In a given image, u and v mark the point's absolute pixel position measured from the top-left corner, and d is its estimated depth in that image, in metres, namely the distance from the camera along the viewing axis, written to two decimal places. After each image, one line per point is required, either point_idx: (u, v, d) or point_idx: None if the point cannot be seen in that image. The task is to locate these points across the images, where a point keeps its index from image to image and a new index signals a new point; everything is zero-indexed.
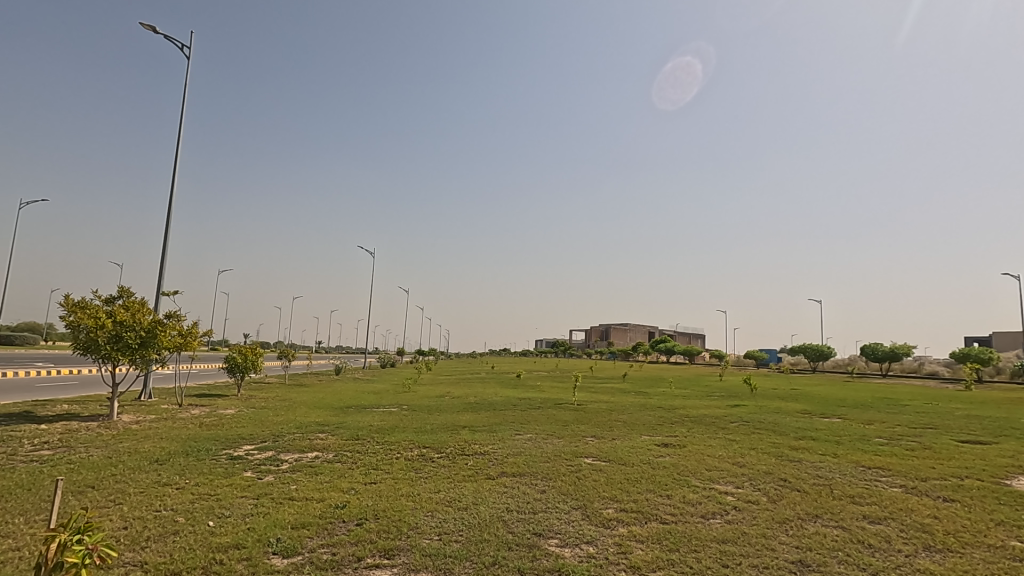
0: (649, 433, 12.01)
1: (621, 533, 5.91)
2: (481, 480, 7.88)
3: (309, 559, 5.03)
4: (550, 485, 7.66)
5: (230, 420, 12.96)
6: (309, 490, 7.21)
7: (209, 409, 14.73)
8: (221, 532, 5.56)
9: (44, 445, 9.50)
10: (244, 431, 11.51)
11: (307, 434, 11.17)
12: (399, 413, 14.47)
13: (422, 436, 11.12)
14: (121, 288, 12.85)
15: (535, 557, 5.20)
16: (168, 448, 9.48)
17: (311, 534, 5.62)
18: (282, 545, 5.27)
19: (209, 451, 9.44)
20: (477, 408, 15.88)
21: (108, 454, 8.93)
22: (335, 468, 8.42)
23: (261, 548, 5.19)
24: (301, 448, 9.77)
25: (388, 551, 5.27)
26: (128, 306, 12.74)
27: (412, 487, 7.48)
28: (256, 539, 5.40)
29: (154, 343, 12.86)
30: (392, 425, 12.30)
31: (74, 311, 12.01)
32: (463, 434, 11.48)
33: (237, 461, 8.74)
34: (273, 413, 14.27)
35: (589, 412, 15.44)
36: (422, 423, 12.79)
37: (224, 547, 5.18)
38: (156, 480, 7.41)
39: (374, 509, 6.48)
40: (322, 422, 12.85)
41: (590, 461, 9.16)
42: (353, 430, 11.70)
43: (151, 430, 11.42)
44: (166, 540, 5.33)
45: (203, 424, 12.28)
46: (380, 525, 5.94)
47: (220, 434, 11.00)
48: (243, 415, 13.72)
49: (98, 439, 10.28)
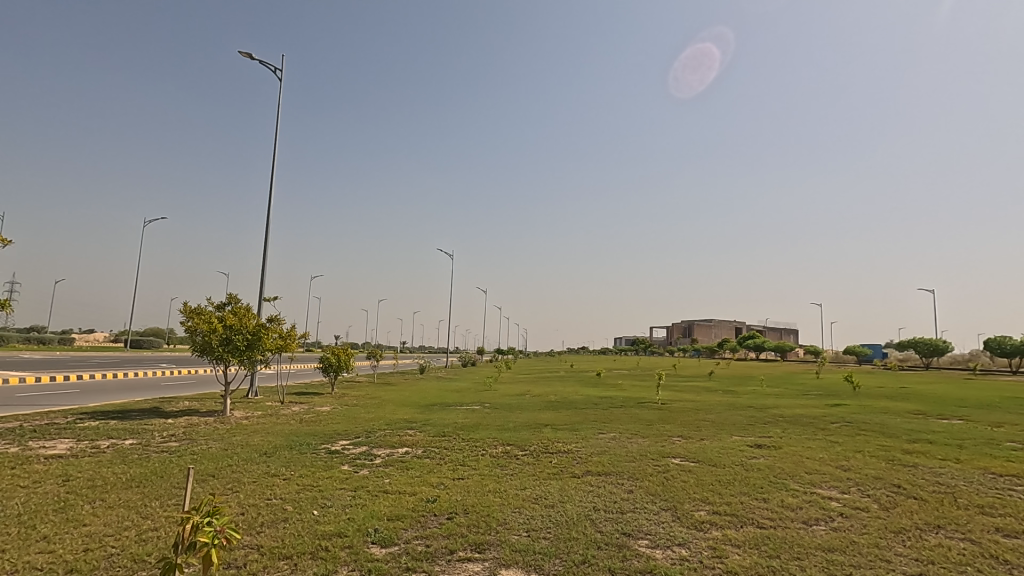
0: (740, 433, 11.47)
1: (714, 536, 5.69)
2: (566, 478, 7.89)
3: (405, 550, 5.25)
4: (637, 485, 7.51)
5: (326, 417, 13.80)
6: (401, 484, 7.54)
7: (308, 406, 15.75)
8: (325, 521, 5.95)
9: (171, 437, 10.59)
10: (339, 427, 12.22)
11: (397, 431, 11.69)
12: (481, 411, 14.79)
13: (505, 433, 11.32)
14: (230, 295, 14.06)
15: (626, 558, 5.12)
16: (274, 442, 10.25)
17: (405, 526, 5.87)
18: (379, 536, 5.54)
19: (310, 445, 10.12)
20: (558, 406, 15.90)
21: (224, 446, 9.81)
22: (424, 464, 8.74)
23: (361, 538, 5.48)
24: (392, 444, 10.25)
25: (479, 546, 5.40)
26: (235, 311, 13.89)
27: (499, 484, 7.62)
28: (356, 528, 5.72)
29: (259, 345, 13.96)
30: (475, 423, 12.59)
31: (192, 317, 13.30)
32: (546, 432, 11.53)
33: (334, 455, 9.33)
34: (364, 410, 15.05)
35: (674, 411, 14.92)
36: (504, 421, 12.98)
37: (328, 535, 5.52)
38: (266, 471, 8.06)
39: (463, 504, 6.66)
40: (409, 418, 13.35)
41: (677, 462, 8.89)
42: (439, 427, 12.02)
43: (259, 425, 12.41)
44: (278, 526, 5.78)
45: (302, 420, 13.16)
46: (470, 520, 6.09)
47: (317, 430, 11.73)
48: (337, 412, 14.55)
49: (215, 432, 11.33)
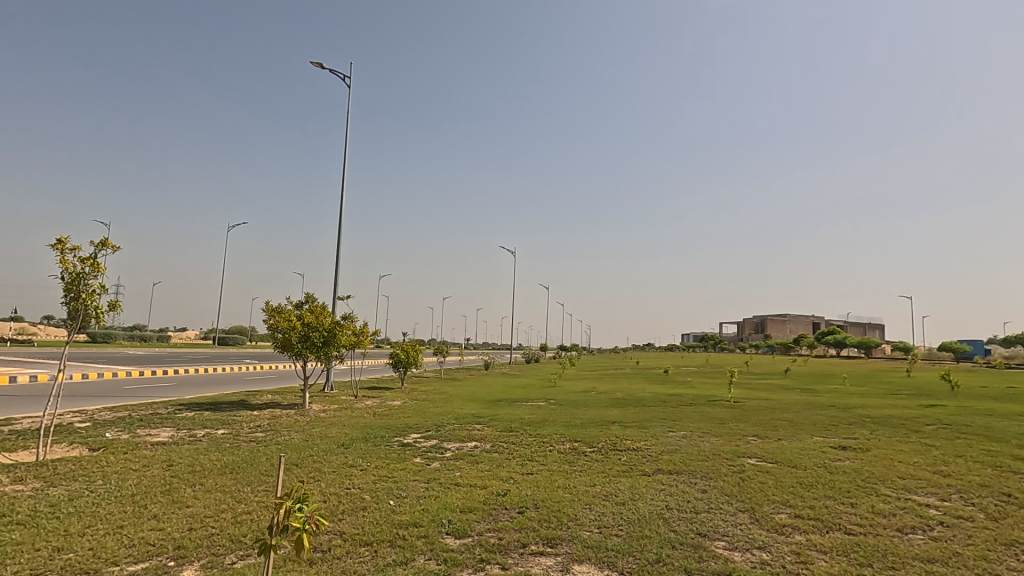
0: (822, 434, 10.86)
1: (797, 540, 5.42)
2: (636, 476, 7.77)
3: (479, 542, 5.36)
4: (712, 485, 7.28)
5: (397, 411, 14.30)
6: (472, 477, 7.69)
7: (380, 400, 16.36)
8: (401, 511, 6.17)
9: (258, 428, 11.33)
10: (410, 421, 12.63)
11: (465, 425, 11.93)
12: (547, 407, 14.81)
13: (572, 429, 11.29)
14: (307, 294, 14.83)
15: (702, 559, 4.98)
16: (351, 434, 10.74)
17: (478, 518, 5.99)
18: (453, 527, 5.68)
19: (384, 437, 10.53)
20: (625, 403, 15.67)
21: (305, 437, 10.39)
22: (493, 458, 8.88)
23: (436, 528, 5.64)
24: (461, 438, 10.48)
25: (551, 540, 5.42)
26: (312, 310, 14.64)
27: (568, 480, 7.61)
28: (431, 519, 5.89)
29: (335, 342, 14.65)
30: (542, 419, 12.64)
31: (274, 316, 14.15)
32: (613, 429, 11.40)
33: (407, 447, 9.66)
34: (433, 405, 15.47)
35: (748, 410, 14.31)
36: (570, 417, 12.95)
37: (405, 524, 5.72)
38: (345, 461, 8.46)
39: (534, 499, 6.71)
40: (477, 413, 13.60)
41: (754, 462, 8.55)
42: (506, 423, 12.15)
43: (335, 417, 13.04)
44: (358, 514, 6.05)
45: (375, 413, 13.70)
46: (541, 515, 6.13)
47: (389, 423, 12.17)
48: (408, 407, 15.04)
49: (296, 424, 12.01)
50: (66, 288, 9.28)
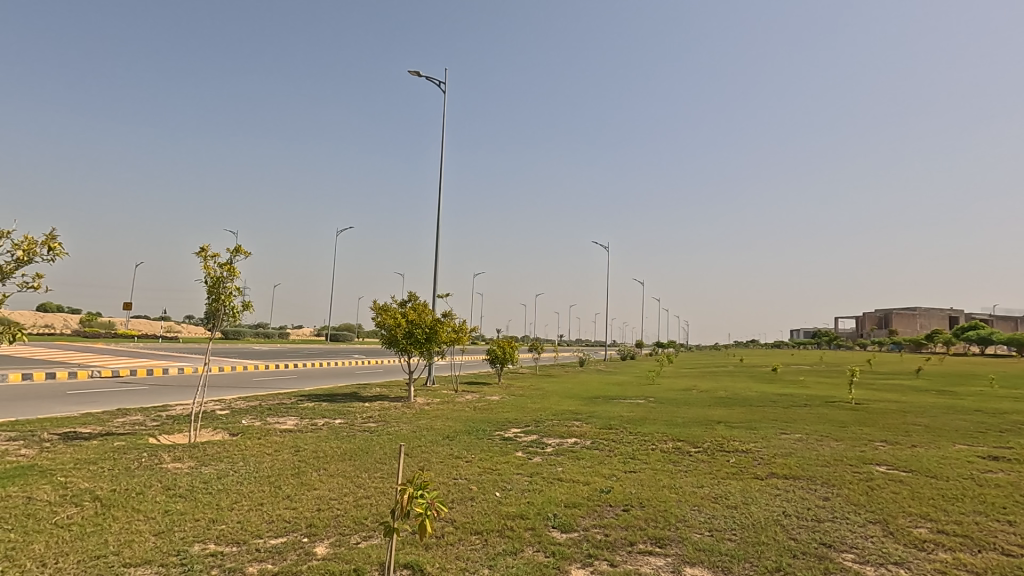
0: (966, 441, 9.66)
1: (942, 558, 4.87)
2: (747, 479, 7.38)
3: (585, 537, 5.37)
4: (834, 492, 6.74)
5: (496, 406, 14.65)
6: (574, 473, 7.71)
7: (479, 395, 16.85)
8: (507, 502, 6.33)
9: (370, 419, 12.11)
10: (509, 415, 12.89)
11: (564, 421, 11.96)
12: (647, 405, 14.47)
13: (674, 428, 10.95)
14: (410, 293, 15.59)
15: (828, 571, 4.64)
16: (454, 427, 11.17)
17: (583, 514, 5.99)
18: (559, 521, 5.74)
19: (485, 431, 10.83)
20: (730, 403, 14.90)
21: (413, 429, 10.96)
22: (595, 455, 8.83)
23: (542, 521, 5.73)
24: (561, 434, 10.52)
25: (659, 540, 5.31)
26: (415, 308, 15.38)
27: (673, 480, 7.40)
28: (536, 512, 5.99)
29: (436, 338, 15.27)
30: (642, 417, 12.36)
31: (381, 314, 15.04)
32: (719, 429, 10.90)
33: (508, 442, 9.87)
34: (530, 400, 15.66)
35: (873, 413, 13.04)
36: (671, 416, 12.55)
37: (512, 515, 5.87)
38: (451, 452, 8.83)
39: (639, 497, 6.59)
40: (575, 410, 13.58)
41: (883, 470, 7.80)
42: (605, 419, 12.02)
43: (439, 411, 13.62)
44: (467, 503, 6.30)
45: (476, 408, 14.13)
46: (647, 514, 6.02)
47: (490, 418, 12.49)
48: (506, 402, 15.35)
49: (403, 416, 12.70)
50: (208, 290, 10.50)
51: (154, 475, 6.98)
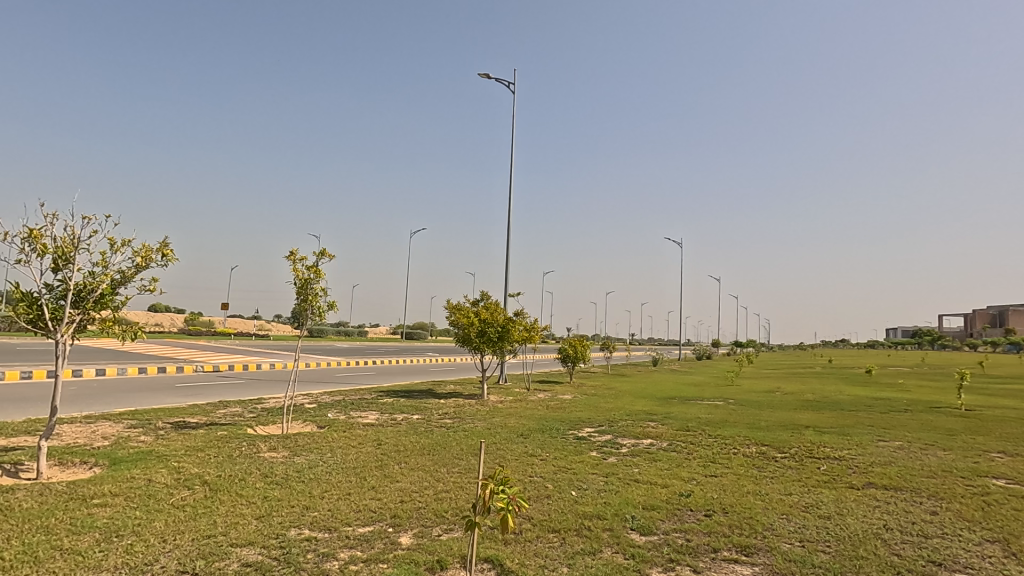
0: None
1: None
2: (841, 488, 6.91)
3: (666, 541, 5.24)
4: (943, 506, 6.17)
5: (569, 404, 14.60)
6: (652, 475, 7.54)
7: (551, 394, 16.86)
8: (584, 502, 6.30)
9: (446, 415, 12.44)
10: (582, 415, 12.80)
11: (639, 422, 11.72)
12: (726, 407, 13.89)
13: (757, 432, 10.45)
14: (482, 292, 15.86)
15: None
16: (528, 425, 11.25)
17: (662, 517, 5.86)
18: (638, 523, 5.64)
19: (559, 430, 10.83)
20: (819, 406, 14.01)
21: (487, 425, 11.15)
22: (673, 457, 8.60)
23: (620, 522, 5.65)
24: (636, 435, 10.33)
25: (745, 548, 5.09)
26: (488, 307, 15.63)
27: (758, 486, 7.07)
28: (614, 513, 5.92)
29: (508, 337, 15.43)
30: (722, 419, 11.90)
31: (455, 313, 15.40)
32: (807, 434, 10.28)
33: (583, 441, 9.81)
34: (603, 400, 15.48)
35: (987, 421, 11.81)
36: (754, 419, 11.98)
37: (589, 515, 5.83)
38: (525, 450, 8.90)
39: (721, 502, 6.35)
40: (650, 410, 13.28)
41: (1001, 484, 7.05)
42: (682, 421, 11.67)
43: (512, 408, 13.77)
44: (543, 501, 6.33)
45: (548, 406, 14.15)
46: (731, 520, 5.78)
47: (563, 417, 12.47)
48: (579, 401, 15.26)
49: (478, 413, 12.95)
50: (297, 291, 11.19)
51: (253, 463, 7.54)
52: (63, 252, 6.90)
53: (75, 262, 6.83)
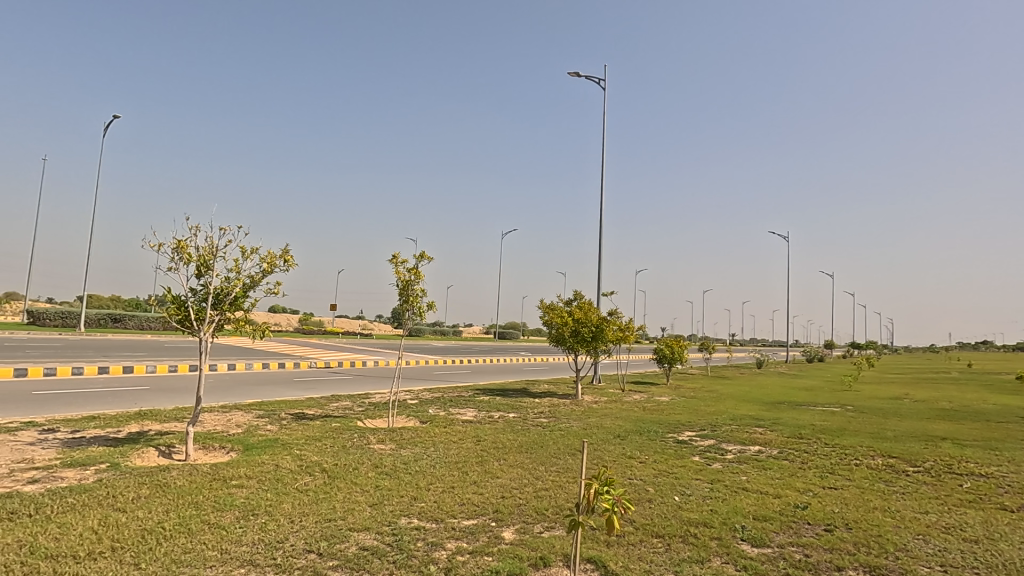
0: None
1: None
2: (991, 510, 6.10)
3: (781, 555, 4.92)
4: None
5: (667, 407, 14.13)
6: (762, 484, 7.10)
7: (647, 395, 16.41)
8: (688, 508, 6.07)
9: (541, 414, 12.54)
10: (682, 418, 12.34)
11: (744, 427, 11.08)
12: (845, 414, 12.75)
13: (883, 442, 9.50)
14: (575, 292, 15.79)
15: None
16: (625, 427, 11.03)
17: (776, 529, 5.50)
18: (749, 534, 5.34)
19: (658, 432, 10.51)
20: (959, 416, 12.45)
21: (583, 426, 11.08)
22: (784, 465, 8.05)
23: (729, 532, 5.38)
24: (742, 440, 9.78)
25: (873, 569, 4.66)
26: (581, 306, 15.53)
27: (887, 501, 6.43)
28: (722, 522, 5.65)
29: (602, 337, 15.23)
30: (840, 427, 10.95)
31: (548, 312, 15.48)
32: (944, 447, 9.19)
33: (684, 445, 9.45)
34: (703, 403, 14.82)
35: None
36: (878, 428, 10.90)
37: (695, 522, 5.61)
38: (624, 452, 8.74)
39: (843, 517, 5.85)
40: (756, 415, 12.51)
41: None
42: (793, 428, 10.88)
43: (607, 409, 13.57)
44: (645, 505, 6.18)
45: (645, 408, 13.78)
46: (856, 537, 5.31)
47: (661, 419, 12.11)
48: (677, 403, 14.72)
49: (573, 413, 12.90)
50: (400, 292, 11.79)
51: (365, 454, 8.05)
52: (204, 260, 7.78)
53: (214, 269, 7.71)
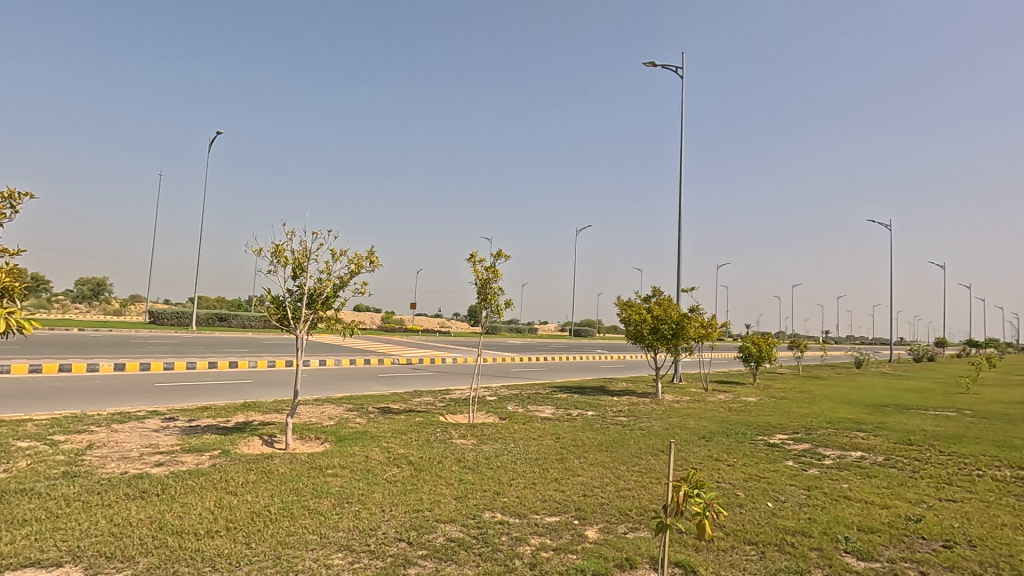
0: None
1: None
2: None
3: (892, 570, 4.54)
4: None
5: (755, 408, 13.41)
6: (866, 492, 6.57)
7: (733, 395, 15.66)
8: (783, 515, 5.73)
9: (620, 412, 12.32)
10: (772, 420, 11.67)
11: (844, 431, 10.30)
12: (963, 419, 11.52)
13: (1011, 452, 8.49)
14: (654, 288, 15.37)
15: None
16: (710, 428, 10.60)
17: (885, 542, 5.07)
18: (854, 546, 4.96)
19: (746, 434, 10.01)
20: None
21: (665, 426, 10.76)
22: (892, 474, 7.40)
23: (831, 543, 5.03)
24: (842, 445, 9.10)
25: None
26: (660, 303, 15.09)
27: (1018, 518, 5.74)
28: (822, 532, 5.28)
29: (684, 334, 14.72)
30: (957, 433, 9.91)
31: (625, 309, 15.19)
32: None
33: (776, 448, 8.94)
34: (795, 404, 13.93)
35: None
36: (1004, 436, 9.75)
37: (792, 531, 5.29)
38: (710, 454, 8.40)
39: (965, 533, 5.29)
40: (857, 419, 11.59)
41: None
42: (901, 433, 9.97)
43: (690, 409, 13.09)
44: (736, 510, 5.91)
45: (732, 409, 13.16)
46: (982, 556, 4.79)
47: (749, 421, 11.51)
48: (766, 404, 13.94)
49: (653, 412, 12.57)
50: (478, 291, 12.01)
51: (448, 449, 8.27)
52: (299, 262, 8.32)
53: (308, 270, 8.23)
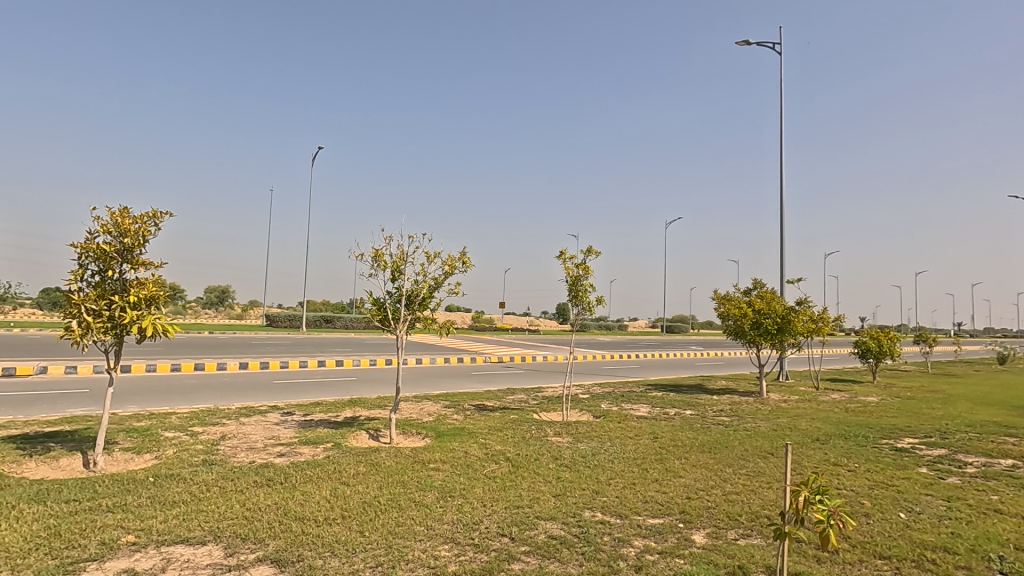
0: None
1: None
2: None
3: None
4: None
5: (876, 408, 12.20)
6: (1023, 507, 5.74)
7: (849, 394, 14.35)
8: (920, 528, 5.15)
9: (722, 412, 11.71)
10: (898, 422, 10.55)
11: (988, 436, 9.08)
12: None
13: None
14: (755, 280, 14.48)
15: None
16: (824, 429, 9.78)
17: None
18: (1012, 567, 4.35)
19: (868, 438, 9.12)
20: None
21: (772, 427, 10.07)
22: None
23: (982, 563, 4.44)
24: (987, 452, 8.03)
25: None
26: (762, 296, 14.19)
27: None
28: (970, 549, 4.68)
29: (790, 329, 13.73)
30: None
31: (724, 304, 14.44)
32: None
33: (904, 454, 8.06)
34: (926, 405, 12.51)
35: None
36: None
37: (932, 546, 4.74)
38: (827, 458, 7.74)
39: None
40: (1004, 422, 10.17)
41: None
42: None
43: (801, 409, 12.17)
44: (862, 520, 5.39)
45: (849, 409, 12.06)
46: None
47: (871, 423, 10.49)
48: (890, 405, 12.64)
49: (759, 412, 11.82)
50: (568, 288, 11.95)
51: (543, 447, 8.28)
52: (397, 265, 8.70)
53: (405, 272, 8.61)
